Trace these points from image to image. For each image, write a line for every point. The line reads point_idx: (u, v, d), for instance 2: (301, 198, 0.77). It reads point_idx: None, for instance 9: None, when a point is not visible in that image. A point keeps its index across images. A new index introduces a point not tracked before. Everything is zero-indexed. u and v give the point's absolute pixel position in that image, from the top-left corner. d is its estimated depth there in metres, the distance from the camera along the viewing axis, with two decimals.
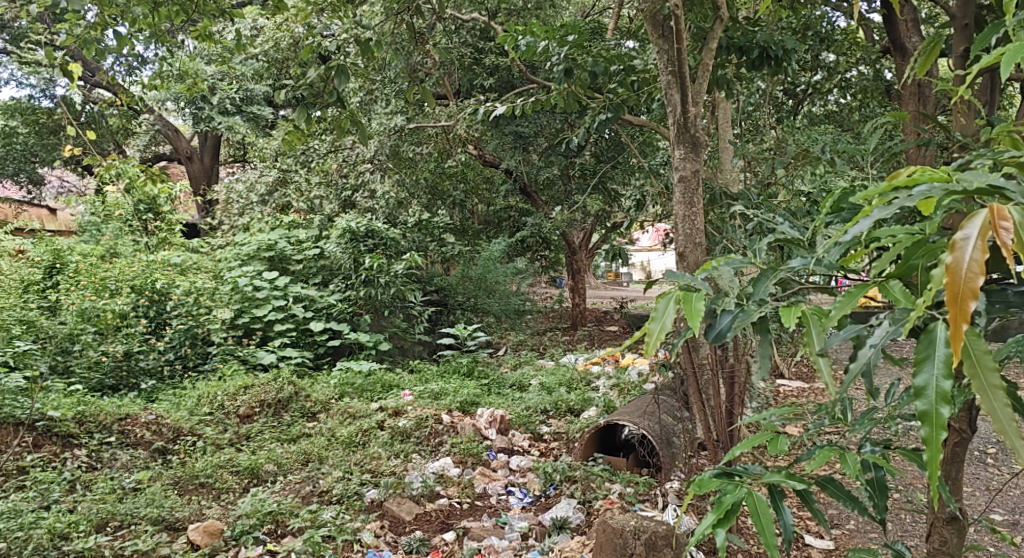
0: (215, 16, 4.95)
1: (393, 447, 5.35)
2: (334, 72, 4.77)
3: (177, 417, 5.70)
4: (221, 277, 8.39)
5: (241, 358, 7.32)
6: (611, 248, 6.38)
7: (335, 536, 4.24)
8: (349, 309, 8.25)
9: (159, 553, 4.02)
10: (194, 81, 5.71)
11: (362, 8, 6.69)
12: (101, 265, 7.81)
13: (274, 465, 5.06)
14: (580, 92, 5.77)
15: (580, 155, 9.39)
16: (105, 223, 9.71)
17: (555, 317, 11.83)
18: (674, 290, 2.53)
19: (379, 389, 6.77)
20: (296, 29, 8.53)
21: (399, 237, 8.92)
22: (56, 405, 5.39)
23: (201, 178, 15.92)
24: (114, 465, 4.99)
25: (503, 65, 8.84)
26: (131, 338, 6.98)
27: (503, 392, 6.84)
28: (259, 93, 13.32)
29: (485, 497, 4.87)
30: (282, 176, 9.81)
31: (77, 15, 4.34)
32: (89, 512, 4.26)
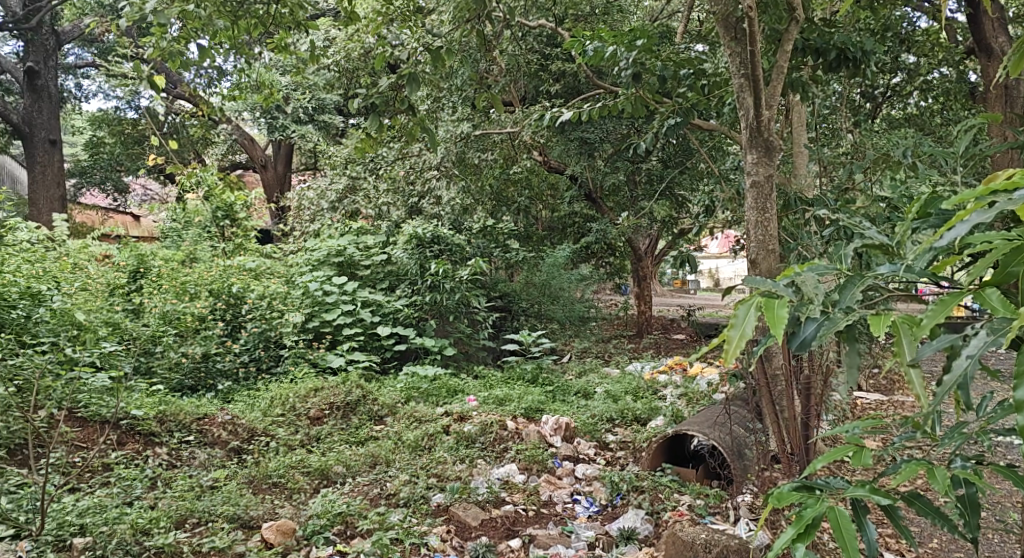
0: (292, 28, 5.07)
1: (459, 452, 5.38)
2: (406, 81, 4.83)
3: (251, 418, 5.84)
4: (292, 282, 8.55)
5: (312, 361, 7.48)
6: (679, 254, 6.29)
7: (401, 540, 4.26)
8: (415, 314, 8.32)
9: (234, 550, 4.11)
10: (270, 91, 5.85)
11: (431, 16, 6.77)
12: (181, 269, 8.03)
13: (342, 467, 5.14)
14: (648, 96, 5.69)
15: (648, 160, 9.31)
16: (185, 229, 9.98)
17: (620, 324, 11.72)
18: (756, 296, 2.51)
19: (444, 394, 6.82)
20: (367, 39, 8.68)
21: (464, 242, 8.97)
22: (139, 404, 5.59)
23: (275, 187, 16.30)
24: (192, 463, 5.15)
25: (570, 71, 8.84)
26: (208, 341, 7.19)
27: (569, 399, 6.80)
28: (330, 102, 13.58)
29: (550, 505, 4.86)
30: (351, 184, 9.93)
31: (163, 29, 4.50)
32: (169, 509, 4.38)
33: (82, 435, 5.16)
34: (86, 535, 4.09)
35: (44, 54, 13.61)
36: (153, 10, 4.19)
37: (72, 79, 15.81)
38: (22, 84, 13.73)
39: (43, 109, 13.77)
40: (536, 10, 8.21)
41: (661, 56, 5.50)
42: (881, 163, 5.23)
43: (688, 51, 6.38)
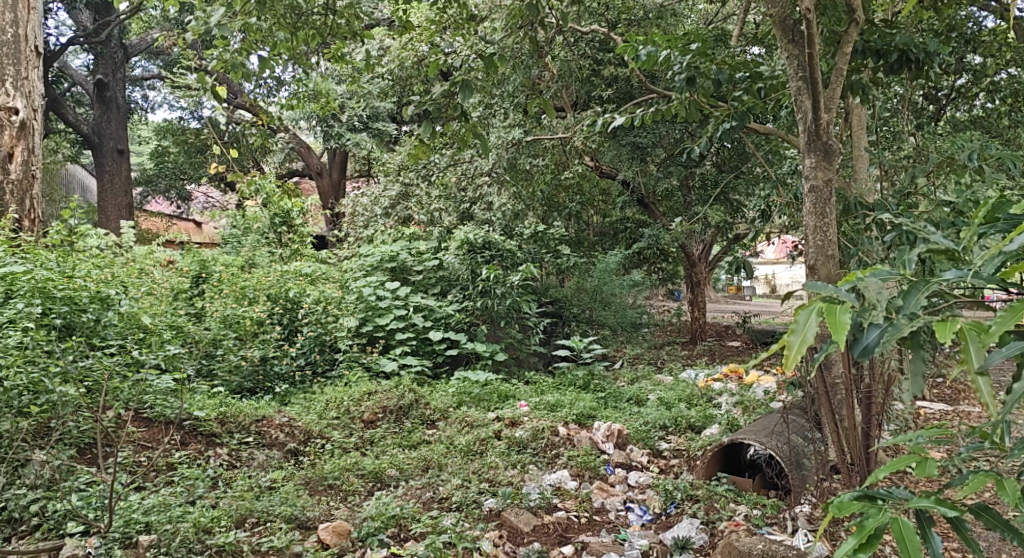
0: (348, 37, 5.16)
1: (510, 458, 5.38)
2: (459, 87, 4.88)
3: (308, 420, 5.95)
4: (347, 287, 8.66)
5: (365, 365, 7.60)
6: (734, 260, 6.20)
7: (454, 543, 4.29)
8: (466, 319, 8.35)
9: (292, 550, 4.20)
10: (327, 99, 5.95)
11: (484, 24, 6.82)
12: (241, 274, 8.19)
13: (396, 470, 5.19)
14: (703, 99, 5.64)
15: (702, 165, 9.23)
16: (245, 235, 10.28)
17: (673, 331, 11.60)
18: (817, 301, 2.48)
19: (495, 399, 6.84)
20: (420, 47, 8.79)
21: (515, 247, 8.97)
22: (201, 406, 5.75)
23: (330, 194, 16.55)
24: (251, 464, 5.25)
25: (623, 76, 8.82)
26: (267, 345, 7.35)
27: (621, 406, 6.76)
28: (384, 110, 13.75)
29: (603, 512, 4.84)
30: (404, 190, 10.05)
31: (226, 41, 4.62)
32: (229, 508, 4.48)
33: (148, 435, 5.31)
34: (151, 532, 4.20)
35: (113, 68, 14.07)
36: (217, 24, 4.32)
37: (140, 91, 16.26)
38: (92, 96, 14.25)
39: (111, 119, 14.22)
40: (589, 15, 8.22)
41: (717, 60, 5.40)
42: (945, 167, 5.11)
43: (742, 54, 6.32)
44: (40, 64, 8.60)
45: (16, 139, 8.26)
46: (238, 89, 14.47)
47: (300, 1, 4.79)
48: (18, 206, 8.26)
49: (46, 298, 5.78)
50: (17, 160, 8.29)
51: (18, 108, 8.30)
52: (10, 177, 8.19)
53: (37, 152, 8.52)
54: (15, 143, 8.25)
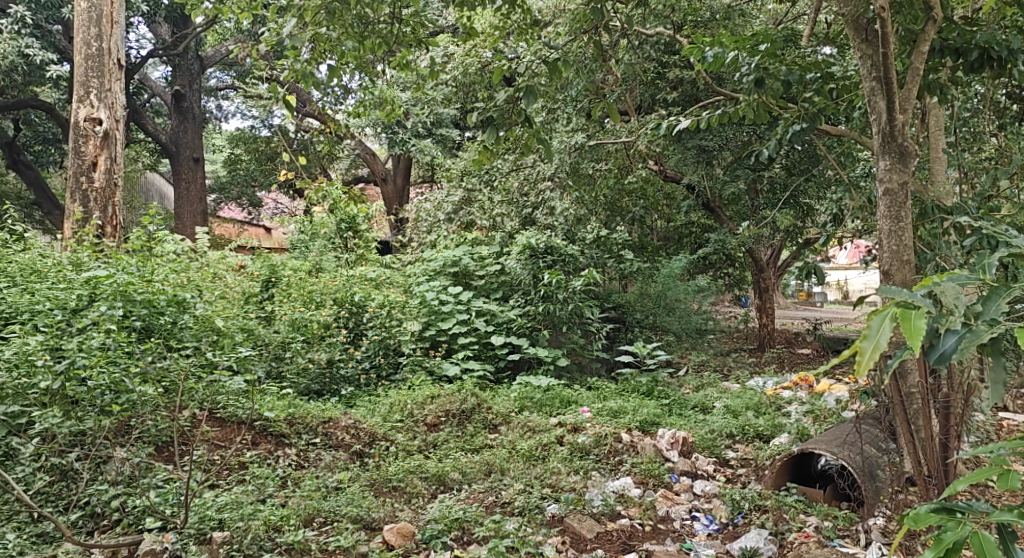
0: (413, 46, 5.23)
1: (573, 463, 5.35)
2: (524, 93, 4.88)
3: (373, 422, 6.03)
4: (410, 291, 8.73)
5: (429, 369, 7.65)
6: (805, 265, 6.07)
7: (517, 548, 4.29)
8: (528, 324, 8.32)
9: (358, 550, 4.27)
10: (392, 107, 6.03)
11: (548, 30, 6.83)
12: (309, 279, 8.34)
13: (459, 473, 5.22)
14: (772, 102, 5.52)
15: (770, 168, 9.06)
16: (312, 240, 10.53)
17: (740, 338, 11.38)
18: (891, 306, 2.41)
19: (558, 405, 6.83)
20: (484, 54, 8.85)
21: (578, 252, 8.91)
22: (271, 406, 5.89)
23: (394, 200, 16.74)
24: (318, 465, 5.34)
25: (688, 79, 8.72)
26: (333, 348, 7.50)
27: (686, 413, 6.66)
28: (447, 116, 13.89)
29: (668, 521, 4.78)
30: (467, 195, 10.13)
31: (296, 52, 4.73)
32: (298, 507, 4.56)
33: (221, 435, 5.46)
34: (224, 529, 4.31)
35: (189, 80, 14.53)
36: (289, 35, 4.43)
37: (214, 100, 16.74)
38: (170, 107, 14.71)
39: (188, 129, 14.63)
40: (654, 18, 8.17)
41: (786, 60, 5.34)
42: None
43: (813, 55, 6.20)
44: (122, 76, 8.94)
45: (100, 149, 8.61)
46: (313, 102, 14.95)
47: (367, 11, 4.87)
48: (101, 213, 8.60)
49: (128, 300, 6.03)
50: (100, 169, 8.63)
51: (102, 119, 8.67)
52: (94, 186, 8.53)
53: (119, 161, 8.85)
54: (99, 153, 8.60)
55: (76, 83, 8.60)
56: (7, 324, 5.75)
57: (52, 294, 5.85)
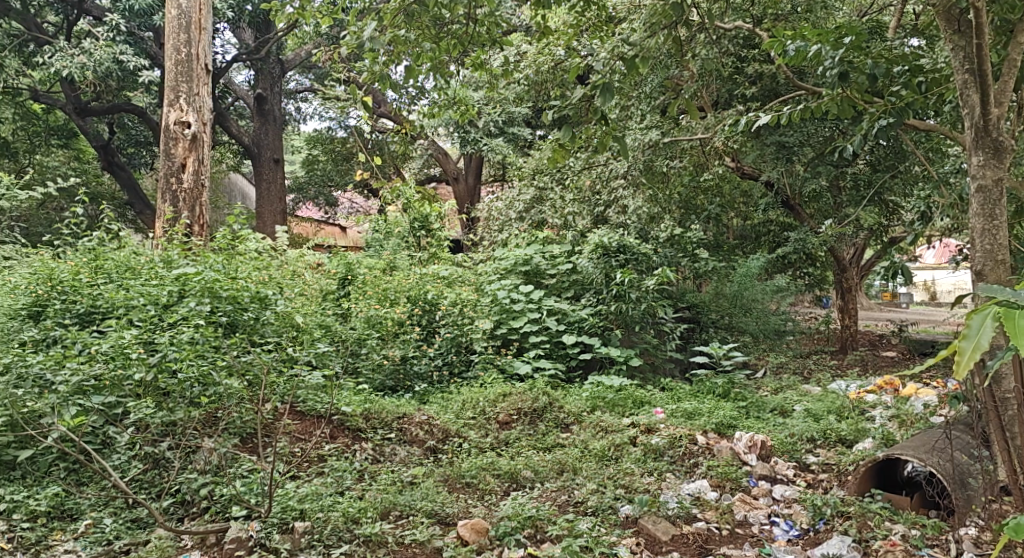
0: (488, 45, 5.27)
1: (646, 464, 5.30)
2: (601, 90, 4.83)
3: (446, 419, 6.09)
4: (481, 289, 8.76)
5: (500, 367, 7.70)
6: (891, 264, 5.86)
7: (591, 548, 4.28)
8: (600, 323, 8.24)
9: (433, 544, 4.34)
10: (466, 106, 6.07)
11: (623, 25, 6.76)
12: (383, 277, 8.46)
13: (531, 472, 5.22)
14: (856, 96, 5.37)
15: (853, 164, 8.81)
16: (386, 239, 10.69)
17: (821, 340, 11.07)
18: (991, 306, 2.32)
19: (630, 405, 6.76)
20: (557, 52, 8.82)
21: (652, 251, 8.81)
22: (348, 401, 6.01)
23: (465, 199, 16.82)
24: (393, 459, 5.43)
25: (768, 73, 8.53)
26: (406, 345, 7.57)
27: (764, 416, 6.52)
28: (519, 115, 13.94)
29: (746, 525, 4.70)
30: (539, 194, 10.15)
31: (374, 54, 4.79)
32: (375, 500, 4.63)
33: (301, 428, 5.60)
34: (305, 519, 4.43)
35: (271, 83, 14.93)
36: (370, 39, 4.52)
37: (293, 103, 17.15)
38: (252, 109, 15.13)
39: (269, 131, 15.05)
40: (733, 12, 8.01)
41: (872, 54, 5.23)
42: None
43: (900, 48, 6.00)
44: (210, 81, 9.24)
45: (189, 151, 8.91)
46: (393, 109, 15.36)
47: (442, 11, 4.93)
48: (190, 213, 8.88)
49: (214, 297, 6.25)
50: (189, 170, 8.93)
51: (190, 122, 8.97)
52: (183, 187, 8.82)
53: (207, 163, 9.14)
54: (187, 155, 8.91)
55: (167, 88, 8.95)
56: (104, 319, 5.99)
57: (145, 290, 6.08)
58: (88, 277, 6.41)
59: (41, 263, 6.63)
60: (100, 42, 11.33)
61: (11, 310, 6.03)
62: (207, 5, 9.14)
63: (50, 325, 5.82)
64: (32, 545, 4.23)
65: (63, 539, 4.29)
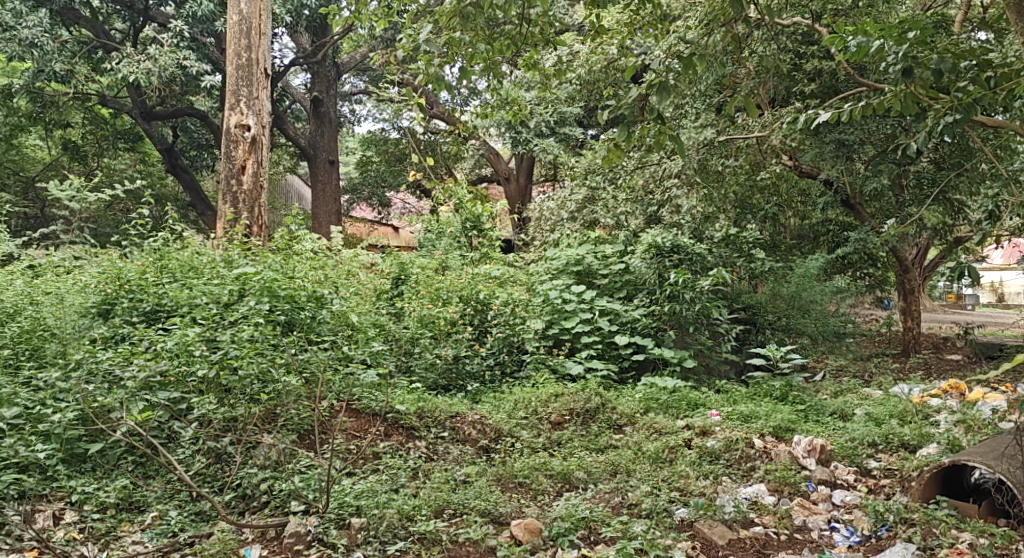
0: (542, 45, 5.26)
1: (702, 467, 5.24)
2: (657, 89, 4.80)
3: (498, 419, 6.10)
4: (533, 289, 8.74)
5: (552, 367, 7.69)
6: (956, 265, 5.69)
7: (646, 550, 4.27)
8: (653, 324, 8.16)
9: (487, 544, 4.37)
10: (519, 107, 6.08)
11: (678, 23, 6.69)
12: (436, 276, 8.51)
13: (584, 472, 5.21)
14: (920, 93, 5.23)
15: (916, 162, 8.58)
16: (438, 239, 10.77)
17: (882, 342, 10.79)
18: None
19: (684, 407, 6.69)
20: (610, 51, 8.77)
21: (707, 251, 8.71)
22: (402, 400, 6.07)
23: (516, 199, 16.84)
24: (446, 458, 5.46)
25: (828, 70, 8.37)
26: (459, 344, 7.60)
27: (823, 420, 6.38)
28: (571, 115, 13.90)
29: (805, 530, 4.63)
30: (591, 194, 10.10)
31: (430, 56, 4.82)
32: (429, 498, 4.67)
33: (356, 425, 5.67)
34: (361, 515, 4.49)
35: (327, 85, 15.17)
36: (425, 42, 4.56)
37: (347, 105, 17.37)
38: (308, 112, 15.39)
39: (325, 133, 15.27)
40: (791, 8, 7.86)
41: (937, 49, 5.10)
42: None
43: (967, 42, 5.82)
44: (269, 84, 9.43)
45: (248, 153, 9.09)
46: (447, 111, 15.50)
47: (496, 13, 4.95)
48: (249, 214, 9.05)
49: (273, 296, 6.38)
50: (248, 172, 9.10)
51: (250, 126, 9.15)
52: (243, 188, 9.00)
53: (265, 165, 9.31)
54: (247, 157, 9.09)
55: (228, 92, 9.16)
56: (168, 317, 6.15)
57: (207, 289, 6.24)
58: (153, 276, 6.58)
59: (109, 263, 6.84)
60: (165, 48, 11.64)
61: (83, 308, 6.24)
62: (267, 10, 9.34)
63: (118, 323, 6.00)
64: (102, 536, 4.37)
65: (131, 530, 4.43)
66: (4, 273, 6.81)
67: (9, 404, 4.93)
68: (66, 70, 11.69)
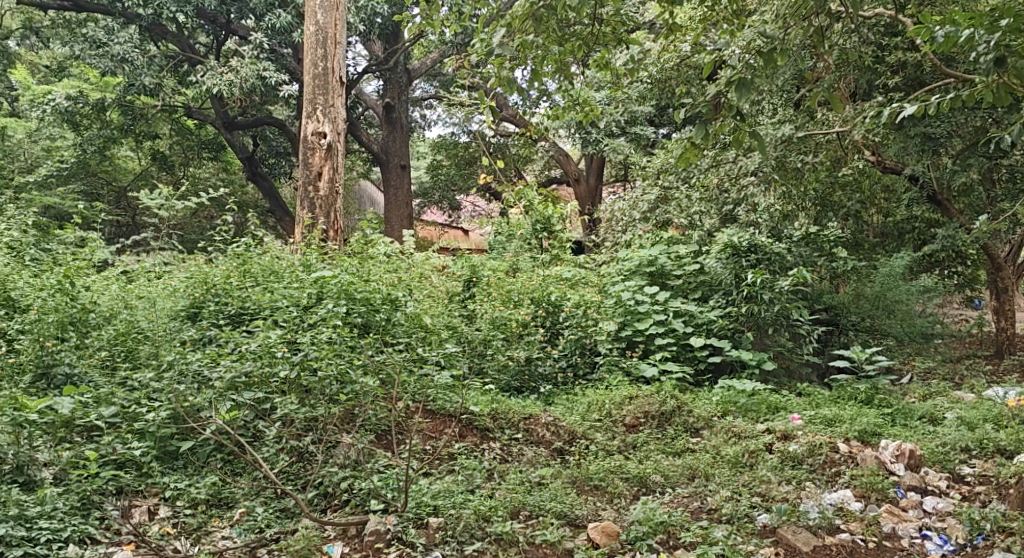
0: (615, 45, 5.23)
1: (784, 472, 5.12)
2: (736, 86, 4.70)
3: (572, 421, 6.08)
4: (605, 291, 8.68)
5: (626, 369, 7.58)
6: None
7: (727, 556, 4.20)
8: (731, 325, 7.98)
9: (564, 546, 4.36)
10: (590, 107, 6.05)
11: (753, 19, 6.57)
12: (508, 279, 8.55)
13: (660, 476, 5.15)
14: (1013, 82, 5.01)
15: (1008, 155, 8.22)
16: (509, 241, 10.81)
17: (972, 343, 10.36)
18: None
19: (764, 411, 6.54)
20: (683, 49, 8.68)
21: (786, 250, 8.42)
22: (476, 401, 6.11)
23: (587, 200, 16.76)
24: (521, 459, 5.47)
25: (912, 62, 8.09)
26: (531, 346, 7.63)
27: (911, 424, 6.16)
28: (642, 114, 13.79)
29: (895, 538, 4.49)
30: (663, 194, 9.98)
31: (502, 60, 4.83)
32: (505, 499, 4.68)
33: (432, 426, 5.73)
34: (438, 515, 4.53)
35: (398, 91, 15.34)
36: (498, 46, 4.58)
37: (418, 110, 17.63)
38: (380, 118, 15.63)
39: (396, 138, 15.50)
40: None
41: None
42: None
43: None
44: (344, 92, 9.63)
45: (324, 159, 9.29)
46: (517, 114, 15.59)
47: (568, 14, 4.95)
48: (326, 219, 9.23)
49: (350, 299, 6.51)
50: (325, 178, 9.29)
51: (326, 133, 9.36)
52: (320, 194, 9.20)
53: (341, 171, 9.49)
54: (323, 164, 9.28)
55: (305, 100, 9.38)
56: (252, 320, 6.33)
57: (288, 292, 6.41)
58: (237, 280, 6.80)
59: (196, 268, 7.09)
60: (246, 60, 12.00)
61: (173, 311, 6.47)
62: (343, 20, 9.54)
63: (206, 325, 6.20)
64: (193, 531, 4.51)
65: (221, 526, 4.56)
66: (100, 277, 7.09)
67: (107, 403, 5.13)
68: (155, 83, 12.16)
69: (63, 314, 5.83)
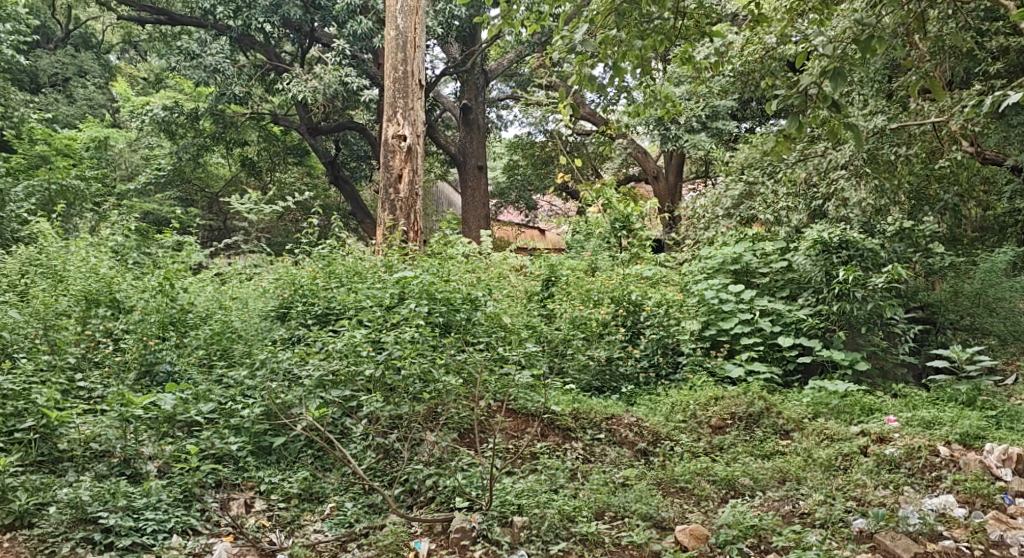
0: (699, 38, 5.11)
1: (880, 476, 4.94)
2: (829, 76, 4.53)
3: (655, 421, 6.04)
4: (687, 290, 8.55)
5: (710, 369, 7.48)
6: None
7: None
8: (822, 325, 7.74)
9: (651, 548, 4.31)
10: (672, 102, 5.93)
11: (843, 7, 6.35)
12: (588, 278, 8.52)
13: (750, 479, 5.02)
14: None
15: None
16: (588, 240, 10.74)
17: None
18: None
19: (857, 412, 6.31)
20: (768, 40, 8.45)
21: (879, 246, 8.11)
22: (558, 400, 6.10)
23: (666, 197, 16.54)
24: (604, 460, 5.43)
25: (1014, 47, 7.69)
26: (612, 346, 7.57)
27: (1017, 427, 5.87)
28: (723, 109, 13.53)
29: (1002, 546, 4.30)
30: (748, 189, 9.73)
31: (584, 57, 4.77)
32: (589, 499, 4.67)
33: (514, 425, 5.76)
34: (523, 514, 4.53)
35: (476, 93, 15.45)
36: (580, 42, 4.51)
37: (495, 111, 17.72)
38: (459, 120, 15.76)
39: (474, 140, 15.59)
40: None
41: None
42: None
43: None
44: (424, 95, 9.75)
45: (404, 162, 9.41)
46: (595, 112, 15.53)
47: (650, 8, 4.85)
48: (406, 221, 9.32)
49: (431, 298, 6.57)
50: (405, 180, 9.39)
51: (407, 135, 9.49)
52: (400, 197, 9.29)
53: (420, 174, 9.58)
54: (403, 166, 9.40)
55: (386, 104, 9.55)
56: (338, 320, 6.46)
57: (371, 293, 6.52)
58: (323, 280, 6.93)
59: (284, 270, 7.28)
60: (329, 66, 12.29)
61: (264, 312, 6.69)
62: (422, 24, 9.67)
63: (295, 325, 6.38)
64: (287, 524, 4.65)
65: (313, 519, 4.68)
66: (195, 279, 7.35)
67: (205, 399, 5.32)
68: (244, 92, 12.55)
69: (164, 315, 6.16)
